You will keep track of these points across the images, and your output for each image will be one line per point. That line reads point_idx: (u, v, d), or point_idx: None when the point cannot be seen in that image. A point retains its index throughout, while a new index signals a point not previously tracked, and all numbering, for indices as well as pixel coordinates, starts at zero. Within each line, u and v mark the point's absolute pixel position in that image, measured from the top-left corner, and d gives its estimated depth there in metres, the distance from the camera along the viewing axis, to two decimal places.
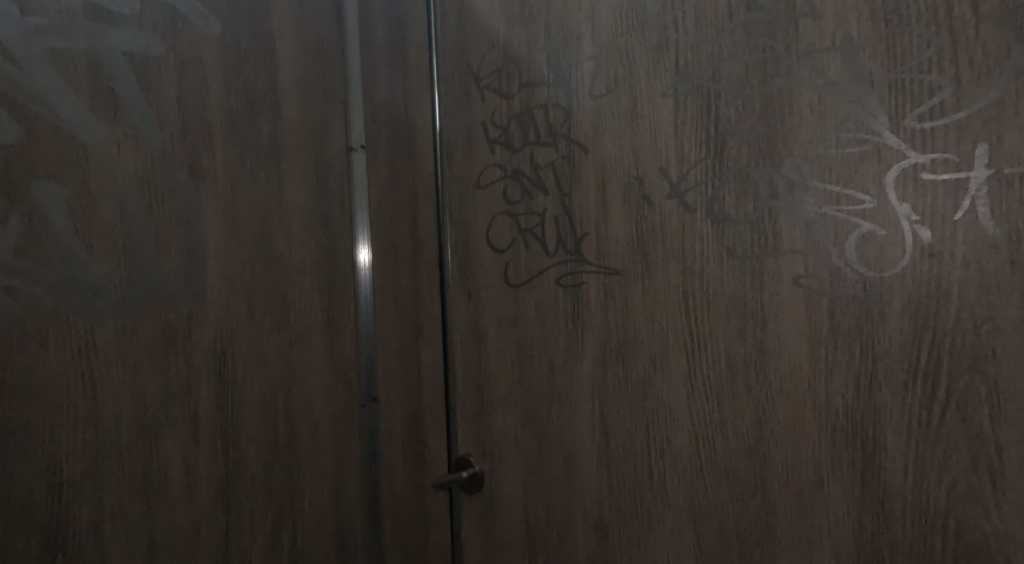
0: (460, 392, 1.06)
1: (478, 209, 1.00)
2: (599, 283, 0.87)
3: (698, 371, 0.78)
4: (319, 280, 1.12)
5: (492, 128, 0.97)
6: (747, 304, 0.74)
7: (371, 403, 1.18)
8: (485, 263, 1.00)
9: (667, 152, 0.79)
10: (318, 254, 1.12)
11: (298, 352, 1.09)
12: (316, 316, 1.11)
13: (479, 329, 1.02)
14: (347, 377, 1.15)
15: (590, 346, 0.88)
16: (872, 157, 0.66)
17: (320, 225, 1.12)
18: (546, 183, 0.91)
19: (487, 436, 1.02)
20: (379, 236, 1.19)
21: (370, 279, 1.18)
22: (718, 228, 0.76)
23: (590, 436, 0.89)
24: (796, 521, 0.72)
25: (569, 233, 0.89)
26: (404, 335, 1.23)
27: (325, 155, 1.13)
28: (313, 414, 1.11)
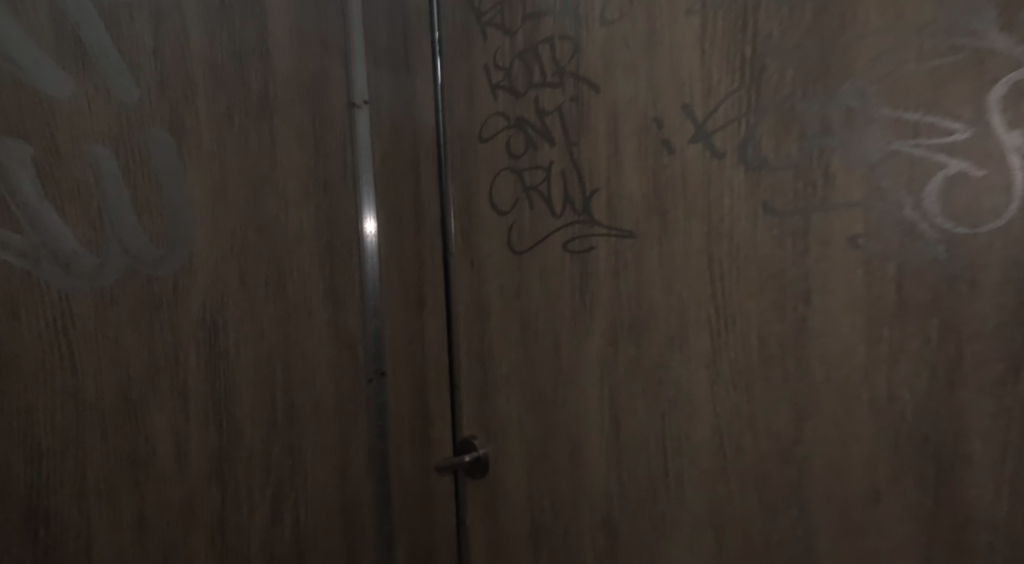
0: (464, 370, 0.96)
1: (480, 166, 0.90)
2: (608, 248, 0.76)
3: (724, 351, 0.67)
4: (321, 244, 0.95)
5: (494, 72, 0.86)
6: (785, 272, 0.63)
7: (379, 378, 1.02)
8: (488, 227, 0.90)
9: (692, 83, 0.67)
10: (316, 219, 0.94)
11: (297, 327, 0.92)
12: (316, 292, 0.94)
13: (482, 301, 0.92)
14: (353, 347, 1.00)
15: (601, 322, 0.78)
16: (969, 69, 0.53)
17: (321, 186, 0.95)
18: (553, 133, 0.80)
19: (492, 418, 0.93)
20: (384, 199, 1.02)
21: (376, 248, 1.02)
22: (751, 176, 0.64)
23: (598, 425, 0.79)
24: (844, 541, 0.61)
25: (580, 194, 0.77)
26: (409, 313, 1.04)
27: (325, 112, 0.95)
28: (314, 387, 0.94)
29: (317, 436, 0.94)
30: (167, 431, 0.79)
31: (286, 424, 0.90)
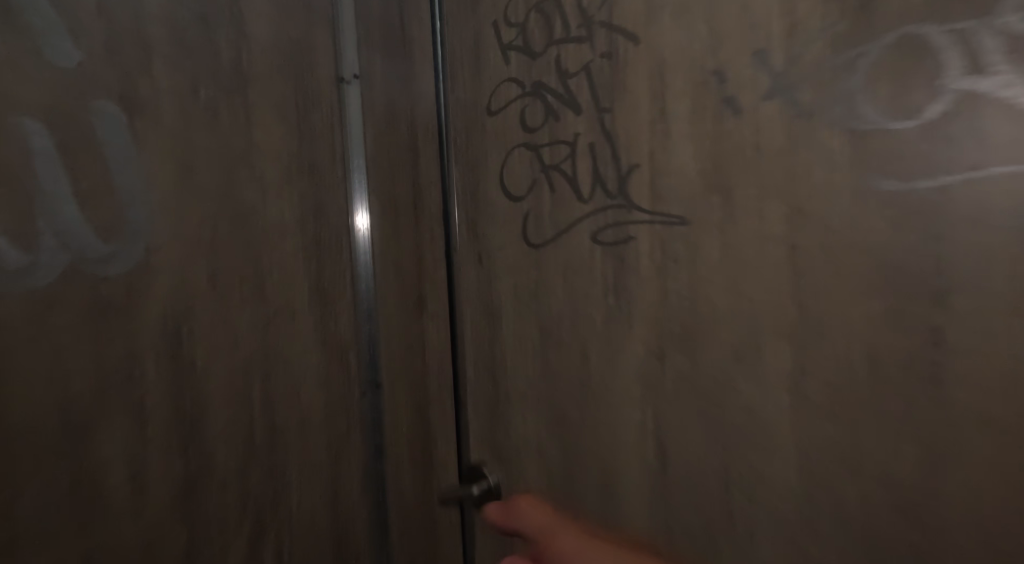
0: (472, 382, 0.84)
1: (489, 144, 0.78)
2: (653, 239, 0.65)
3: (812, 351, 0.57)
4: (307, 238, 0.82)
5: (505, 29, 0.75)
6: (897, 258, 0.53)
7: (374, 391, 0.89)
8: (496, 219, 0.78)
9: (766, 24, 0.57)
10: (302, 209, 0.81)
11: (278, 334, 0.79)
12: (303, 294, 0.81)
13: (491, 303, 0.81)
14: (344, 358, 0.87)
15: (643, 322, 0.66)
16: None
17: (306, 172, 0.82)
18: (579, 99, 0.69)
19: (506, 438, 0.81)
20: (378, 188, 0.89)
21: (369, 242, 0.89)
22: (855, 133, 0.54)
23: (637, 448, 0.68)
24: None
25: (618, 172, 0.66)
26: (408, 315, 0.93)
27: (310, 86, 0.83)
28: (299, 404, 0.81)
29: (302, 458, 0.82)
30: (119, 463, 0.65)
31: (266, 444, 0.78)
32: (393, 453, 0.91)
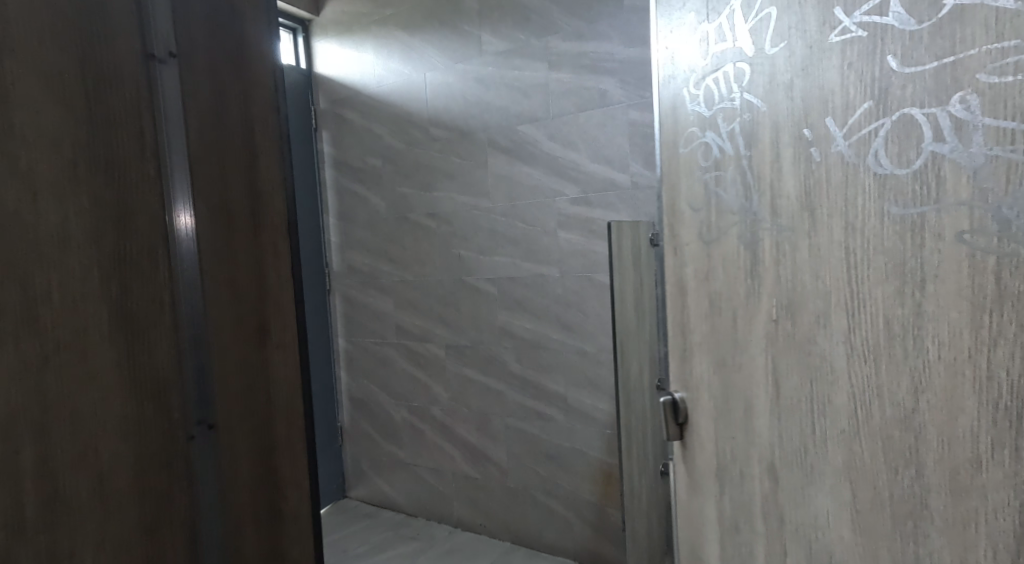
0: (671, 337, 0.93)
1: (665, 175, 0.91)
2: (770, 247, 0.69)
3: (856, 331, 0.59)
4: (102, 255, 0.57)
5: (694, 83, 0.82)
6: (907, 264, 0.54)
7: (206, 431, 0.64)
8: (687, 222, 0.85)
9: (785, 111, 0.65)
10: (97, 215, 0.56)
11: (65, 375, 0.54)
12: (99, 329, 0.56)
13: (683, 287, 0.88)
14: (166, 397, 0.61)
15: (766, 301, 0.70)
16: (911, 127, 0.53)
17: (100, 168, 0.57)
18: (724, 144, 0.76)
19: (689, 376, 0.88)
20: (203, 195, 0.64)
21: (194, 254, 0.63)
22: (879, 179, 0.56)
23: (811, 430, 0.65)
24: (898, 510, 0.57)
25: (716, 214, 0.78)
26: (248, 343, 0.68)
27: (106, 58, 0.57)
28: (97, 473, 0.56)
29: (105, 536, 0.56)
30: None
31: (42, 523, 0.53)
32: (230, 531, 0.66)
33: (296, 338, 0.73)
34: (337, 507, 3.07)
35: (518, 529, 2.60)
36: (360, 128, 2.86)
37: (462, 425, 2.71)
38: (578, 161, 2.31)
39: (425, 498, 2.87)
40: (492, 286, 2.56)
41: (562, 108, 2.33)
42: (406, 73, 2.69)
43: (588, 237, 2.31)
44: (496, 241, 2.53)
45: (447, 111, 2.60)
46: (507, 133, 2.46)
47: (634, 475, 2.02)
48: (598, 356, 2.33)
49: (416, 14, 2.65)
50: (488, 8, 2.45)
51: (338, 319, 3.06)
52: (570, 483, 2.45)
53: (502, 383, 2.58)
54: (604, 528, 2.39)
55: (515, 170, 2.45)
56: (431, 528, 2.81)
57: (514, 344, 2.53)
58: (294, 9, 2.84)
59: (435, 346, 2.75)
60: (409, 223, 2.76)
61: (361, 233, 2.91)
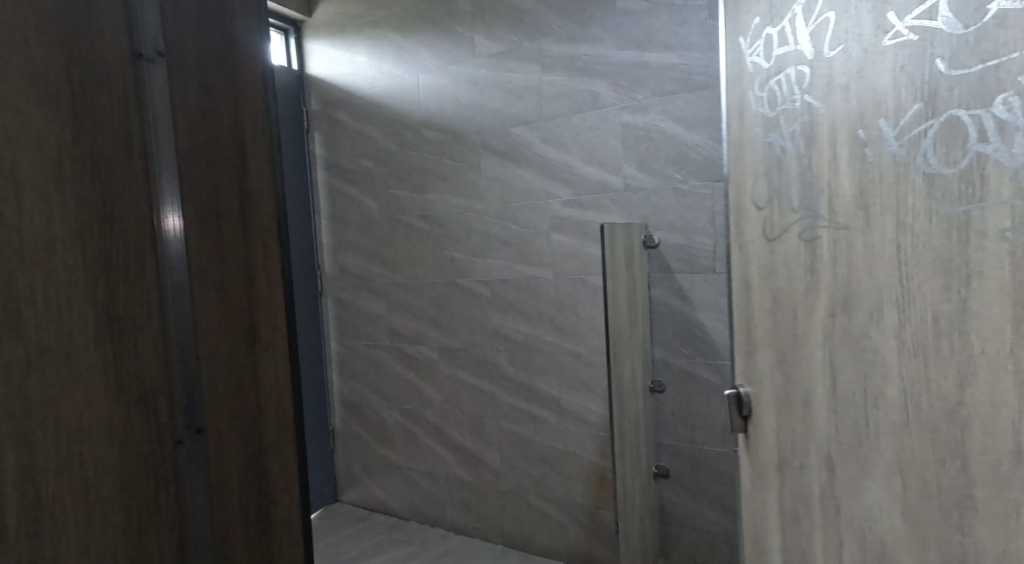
0: (739, 333, 1.11)
1: (734, 172, 1.07)
2: (830, 239, 0.82)
3: (907, 329, 0.71)
4: (88, 256, 0.56)
5: (757, 91, 0.98)
6: (954, 260, 0.66)
7: (194, 435, 0.63)
8: (751, 220, 1.02)
9: (846, 111, 0.78)
10: (83, 215, 0.55)
11: (48, 379, 0.53)
12: (84, 332, 0.55)
13: (744, 278, 1.07)
14: (153, 401, 0.60)
15: (825, 297, 0.83)
16: (953, 123, 0.65)
17: (87, 169, 0.56)
18: (789, 142, 0.90)
19: (752, 369, 1.06)
20: (192, 195, 0.63)
21: (182, 255, 0.62)
22: (930, 178, 0.68)
23: (863, 415, 0.78)
24: (945, 493, 0.68)
25: (777, 207, 0.93)
26: (236, 346, 0.67)
27: (93, 57, 0.56)
28: (81, 479, 0.55)
29: (89, 542, 0.55)
30: None
31: (26, 529, 0.52)
32: (217, 536, 0.65)
33: (285, 341, 0.72)
34: (329, 511, 3.05)
35: (511, 532, 2.59)
36: (353, 130, 2.85)
37: (455, 428, 2.70)
38: (571, 163, 2.31)
39: (418, 501, 2.86)
40: (485, 288, 2.55)
41: (555, 111, 2.33)
42: (400, 74, 2.69)
43: (582, 239, 2.31)
44: (489, 243, 2.52)
45: (440, 113, 2.59)
46: (500, 135, 2.46)
47: (628, 477, 2.02)
48: (591, 358, 2.33)
49: (409, 16, 2.64)
50: (481, 10, 2.45)
51: (331, 322, 3.05)
52: (563, 486, 2.44)
53: (495, 385, 2.57)
54: (597, 530, 2.38)
55: (508, 172, 2.45)
56: (424, 532, 2.80)
57: (507, 346, 2.52)
58: (287, 10, 2.81)
59: (428, 349, 2.74)
60: (402, 226, 2.75)
61: (353, 235, 2.90)
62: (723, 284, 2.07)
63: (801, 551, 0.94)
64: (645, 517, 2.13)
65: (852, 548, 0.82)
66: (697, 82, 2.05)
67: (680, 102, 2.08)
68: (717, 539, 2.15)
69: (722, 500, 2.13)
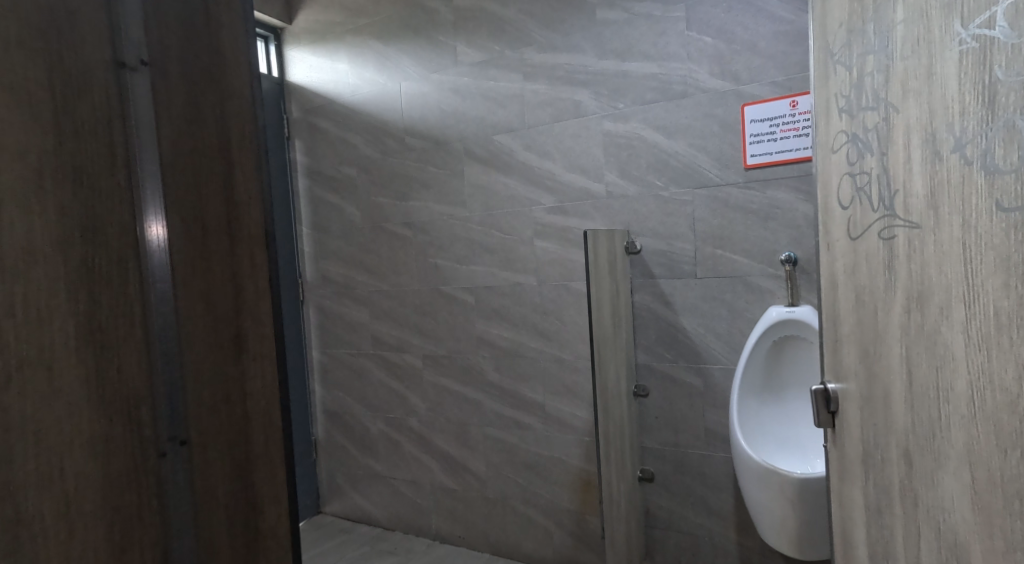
0: (829, 332, 1.23)
1: (830, 175, 1.16)
2: (906, 237, 0.88)
3: (974, 322, 0.73)
4: (69, 268, 0.51)
5: (842, 99, 1.09)
6: (1011, 257, 0.65)
7: (183, 457, 0.58)
8: (838, 218, 1.13)
9: (919, 115, 0.83)
10: (65, 224, 0.51)
11: (25, 403, 0.48)
12: (64, 351, 0.51)
13: (833, 276, 1.18)
14: (139, 426, 0.55)
15: (903, 294, 0.90)
16: (1009, 128, 0.64)
17: (69, 176, 0.51)
18: (872, 146, 0.98)
19: (842, 366, 1.18)
20: (178, 204, 0.59)
21: (165, 267, 0.58)
22: (989, 178, 0.68)
23: (939, 405, 0.82)
24: (1009, 482, 0.67)
25: (862, 210, 1.02)
26: (224, 365, 0.62)
27: (76, 61, 0.52)
28: (60, 509, 0.50)
29: None
30: None
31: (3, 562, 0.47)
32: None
33: (273, 350, 0.67)
34: (312, 523, 3.01)
35: (498, 540, 2.58)
36: (335, 137, 2.84)
37: (440, 436, 2.69)
38: (554, 170, 2.31)
39: (403, 511, 2.84)
40: (469, 295, 2.54)
41: (537, 118, 2.34)
42: (382, 81, 2.68)
43: (565, 245, 2.32)
44: (473, 250, 2.52)
45: (423, 120, 2.59)
46: (483, 143, 2.46)
47: (613, 483, 2.02)
48: (576, 364, 2.34)
49: (391, 24, 2.64)
50: (463, 19, 2.46)
51: (312, 331, 3.02)
52: (549, 492, 2.44)
53: (480, 392, 2.56)
54: (584, 536, 2.38)
55: (491, 180, 2.45)
56: (409, 542, 2.78)
57: (491, 353, 2.52)
58: (267, 18, 2.81)
59: (412, 357, 2.72)
60: (385, 233, 2.74)
61: (335, 242, 2.88)
62: (704, 289, 2.08)
63: (884, 543, 1.02)
64: (630, 521, 2.13)
65: (930, 537, 0.86)
66: (677, 91, 2.07)
67: (660, 110, 2.10)
68: (702, 542, 2.15)
69: (706, 503, 2.14)
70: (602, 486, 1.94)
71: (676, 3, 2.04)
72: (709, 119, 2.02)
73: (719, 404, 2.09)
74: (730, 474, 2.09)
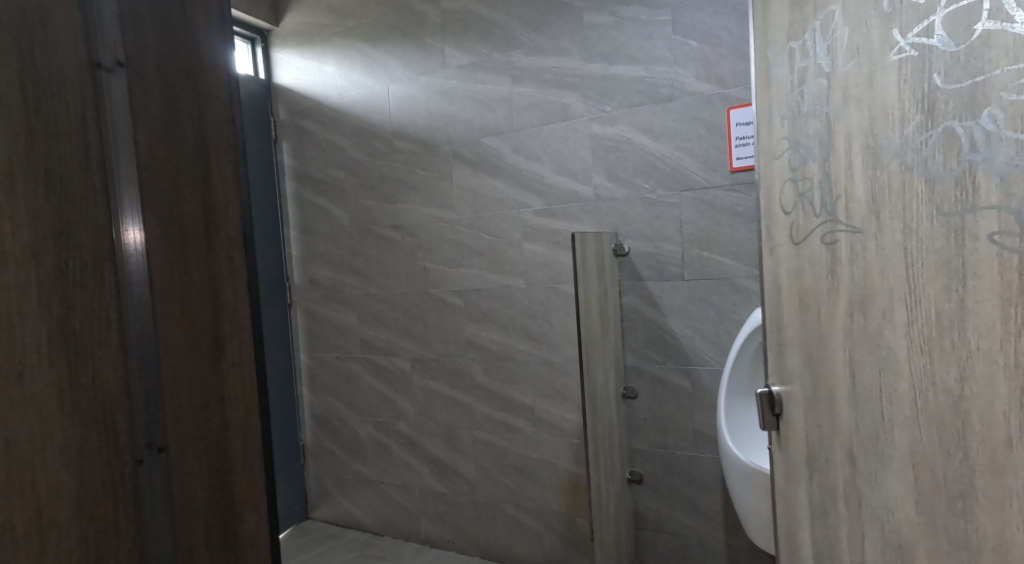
0: (768, 335, 1.23)
1: (772, 179, 1.16)
2: (848, 242, 0.89)
3: (915, 324, 0.75)
4: (41, 270, 0.50)
5: (782, 106, 1.09)
6: (952, 263, 0.69)
7: (158, 459, 0.58)
8: (779, 223, 1.13)
9: (861, 121, 0.84)
10: (37, 226, 0.50)
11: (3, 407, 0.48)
12: (35, 354, 0.50)
13: (776, 280, 1.18)
14: (114, 431, 0.54)
15: (846, 299, 0.90)
16: (948, 133, 0.68)
17: (41, 177, 0.50)
18: (814, 151, 0.98)
19: (784, 370, 1.17)
20: (154, 205, 0.58)
21: (142, 268, 0.57)
22: (930, 184, 0.71)
23: (878, 407, 0.84)
24: (953, 480, 0.71)
25: (804, 216, 1.02)
26: (201, 367, 0.61)
27: (52, 63, 0.51)
28: (31, 516, 0.49)
29: None
30: None
31: None
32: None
33: (253, 355, 0.66)
34: (301, 528, 3.00)
35: (488, 544, 2.57)
36: (321, 139, 2.83)
37: (430, 440, 2.68)
38: (541, 172, 2.31)
39: (391, 515, 2.83)
40: (458, 298, 2.54)
41: (525, 121, 2.33)
42: (370, 84, 2.67)
43: (553, 248, 2.31)
44: (462, 253, 2.51)
45: (411, 123, 2.58)
46: (471, 146, 2.45)
47: (602, 485, 2.02)
48: (565, 366, 2.34)
49: (378, 27, 2.63)
50: (451, 22, 2.45)
51: (300, 335, 3.01)
52: (539, 495, 2.44)
53: (469, 396, 2.56)
54: (573, 538, 2.38)
55: (480, 183, 2.44)
56: (397, 547, 2.77)
57: (480, 356, 2.51)
58: (253, 19, 2.78)
59: (401, 360, 2.71)
60: (373, 236, 2.72)
61: (324, 245, 2.87)
62: (691, 291, 2.08)
63: (828, 544, 1.02)
64: (620, 524, 2.13)
65: (874, 537, 0.87)
66: (663, 94, 2.07)
67: (646, 113, 2.11)
68: (691, 543, 2.15)
69: (694, 504, 2.14)
70: (592, 489, 1.93)
71: (662, 7, 2.05)
72: (695, 122, 2.03)
73: (706, 405, 2.09)
74: (717, 474, 2.09)
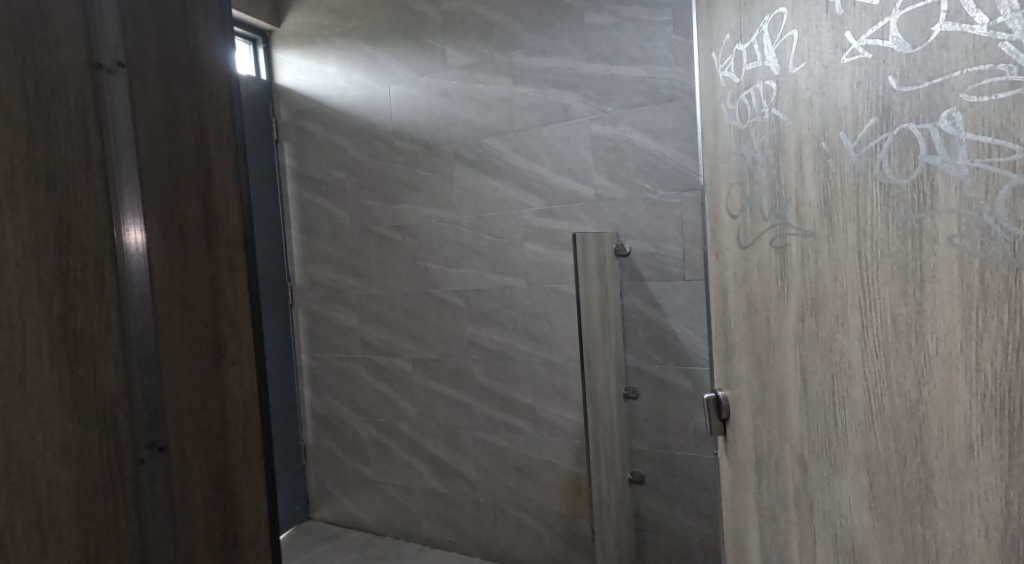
0: (716, 341, 1.24)
1: (719, 183, 1.16)
2: (799, 245, 0.88)
3: (869, 328, 0.75)
4: (43, 270, 0.50)
5: (730, 108, 1.09)
6: (909, 267, 0.69)
7: (159, 458, 0.58)
8: (726, 227, 1.13)
9: (812, 123, 0.84)
10: (40, 226, 0.50)
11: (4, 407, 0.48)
12: (37, 352, 0.50)
13: (723, 283, 1.18)
14: (116, 430, 0.54)
15: (796, 302, 0.90)
16: (905, 136, 0.68)
17: (43, 178, 0.50)
18: (762, 154, 0.97)
19: (731, 376, 1.18)
20: (155, 206, 0.58)
21: (143, 267, 0.57)
22: (885, 187, 0.71)
23: (829, 411, 0.84)
24: (910, 485, 0.71)
25: (753, 219, 1.02)
26: (202, 366, 0.61)
27: (52, 64, 0.51)
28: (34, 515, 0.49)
29: None
30: None
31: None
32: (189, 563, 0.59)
33: (253, 356, 0.66)
34: (302, 529, 2.99)
35: (489, 545, 2.57)
36: (321, 139, 2.83)
37: (432, 440, 2.68)
38: (543, 173, 2.31)
39: (393, 515, 2.83)
40: (459, 298, 2.54)
41: (526, 122, 2.34)
42: (370, 84, 2.68)
43: (555, 248, 2.31)
44: (462, 254, 2.51)
45: (411, 124, 2.59)
46: (472, 146, 2.45)
47: (603, 486, 2.02)
48: (566, 367, 2.34)
49: (379, 28, 2.64)
50: (451, 23, 2.46)
51: (300, 336, 3.01)
52: (539, 495, 2.44)
53: (469, 396, 2.56)
54: (573, 539, 2.38)
55: (482, 183, 2.44)
56: (398, 547, 2.76)
57: (480, 357, 2.51)
58: (252, 18, 2.77)
59: (403, 360, 2.71)
60: (374, 236, 2.73)
61: (325, 246, 2.87)
62: (692, 291, 2.08)
63: (778, 549, 1.02)
64: (620, 525, 2.13)
65: (826, 543, 0.87)
66: (664, 94, 2.07)
67: (647, 114, 2.11)
68: (692, 544, 2.15)
69: (695, 504, 2.14)
70: (593, 491, 1.92)
71: (662, 7, 2.05)
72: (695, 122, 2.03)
73: None
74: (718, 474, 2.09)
